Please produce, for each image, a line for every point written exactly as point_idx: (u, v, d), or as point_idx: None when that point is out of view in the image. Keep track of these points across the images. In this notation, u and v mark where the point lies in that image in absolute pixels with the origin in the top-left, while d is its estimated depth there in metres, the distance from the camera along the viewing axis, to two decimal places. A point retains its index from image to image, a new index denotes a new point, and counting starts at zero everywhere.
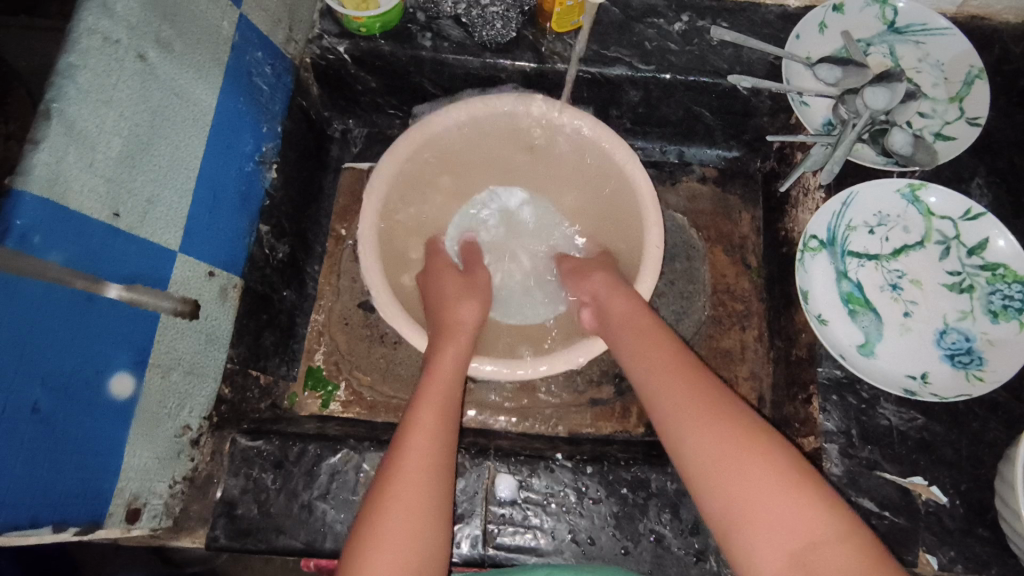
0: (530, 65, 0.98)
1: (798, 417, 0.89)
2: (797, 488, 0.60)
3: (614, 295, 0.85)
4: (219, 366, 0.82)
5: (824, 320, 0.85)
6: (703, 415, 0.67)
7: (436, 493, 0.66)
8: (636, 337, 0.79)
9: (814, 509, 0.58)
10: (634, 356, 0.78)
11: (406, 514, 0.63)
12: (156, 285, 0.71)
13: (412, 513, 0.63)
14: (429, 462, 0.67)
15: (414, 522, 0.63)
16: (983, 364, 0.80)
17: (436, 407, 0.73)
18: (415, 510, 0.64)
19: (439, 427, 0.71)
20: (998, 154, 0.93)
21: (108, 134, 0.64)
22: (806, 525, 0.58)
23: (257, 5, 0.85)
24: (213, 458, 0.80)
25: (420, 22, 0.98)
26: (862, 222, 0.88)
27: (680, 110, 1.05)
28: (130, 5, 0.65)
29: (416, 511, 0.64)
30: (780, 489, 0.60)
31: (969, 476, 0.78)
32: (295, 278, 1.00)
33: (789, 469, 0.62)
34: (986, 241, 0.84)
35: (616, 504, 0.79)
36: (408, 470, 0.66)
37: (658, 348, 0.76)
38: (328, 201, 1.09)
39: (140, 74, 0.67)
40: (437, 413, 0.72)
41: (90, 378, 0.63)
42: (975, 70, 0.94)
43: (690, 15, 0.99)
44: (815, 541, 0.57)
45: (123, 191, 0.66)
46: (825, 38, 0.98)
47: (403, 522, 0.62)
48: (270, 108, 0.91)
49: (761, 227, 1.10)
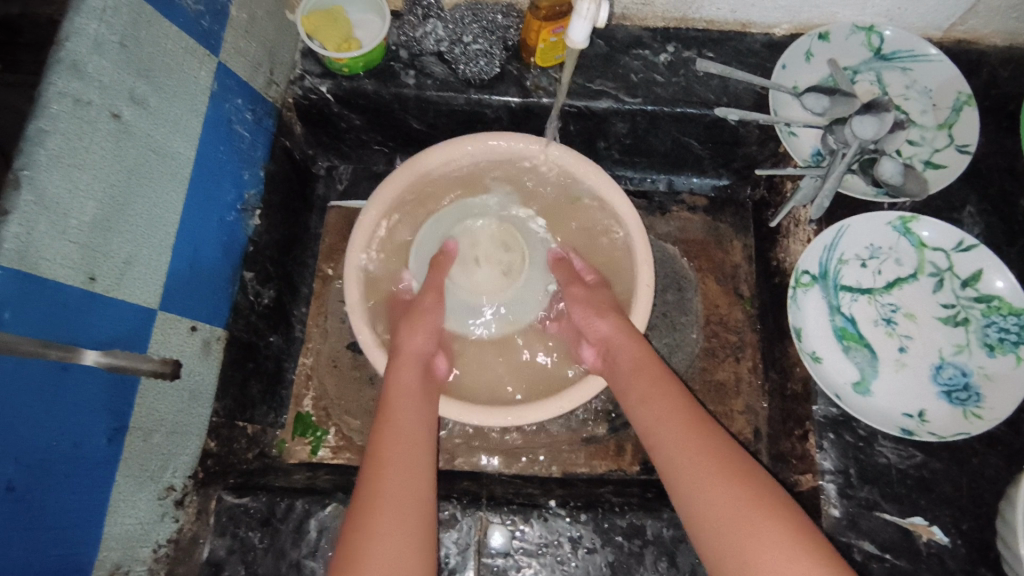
0: (515, 100, 0.97)
1: (795, 454, 0.88)
2: (802, 551, 0.59)
3: (620, 340, 0.82)
4: (204, 420, 0.80)
5: (818, 358, 0.84)
6: (711, 472, 0.66)
7: (417, 525, 0.65)
8: (640, 377, 0.78)
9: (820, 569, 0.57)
10: (639, 402, 0.76)
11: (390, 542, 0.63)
12: (135, 348, 0.69)
13: (393, 541, 0.63)
14: (405, 490, 0.67)
15: (399, 551, 0.63)
16: (980, 400, 0.79)
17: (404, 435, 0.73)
18: (394, 540, 0.63)
19: (407, 454, 0.71)
20: (989, 181, 0.92)
21: (81, 198, 0.62)
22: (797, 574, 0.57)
23: (236, 50, 0.84)
24: (198, 517, 0.78)
25: (403, 59, 0.97)
26: (854, 256, 0.88)
27: (668, 141, 1.04)
28: (102, 65, 0.64)
29: (401, 540, 0.63)
30: (790, 551, 0.59)
31: (970, 515, 0.77)
32: (282, 322, 0.98)
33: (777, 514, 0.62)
34: (980, 273, 0.83)
35: (612, 553, 0.78)
36: (385, 500, 0.66)
37: (664, 387, 0.75)
38: (314, 240, 1.08)
39: (115, 133, 0.66)
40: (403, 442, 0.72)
41: (66, 450, 0.62)
42: (963, 97, 0.93)
43: (675, 46, 0.99)
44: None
45: (98, 255, 0.64)
46: (812, 67, 0.97)
47: (379, 552, 0.62)
48: (252, 153, 0.90)
49: (753, 255, 1.09)
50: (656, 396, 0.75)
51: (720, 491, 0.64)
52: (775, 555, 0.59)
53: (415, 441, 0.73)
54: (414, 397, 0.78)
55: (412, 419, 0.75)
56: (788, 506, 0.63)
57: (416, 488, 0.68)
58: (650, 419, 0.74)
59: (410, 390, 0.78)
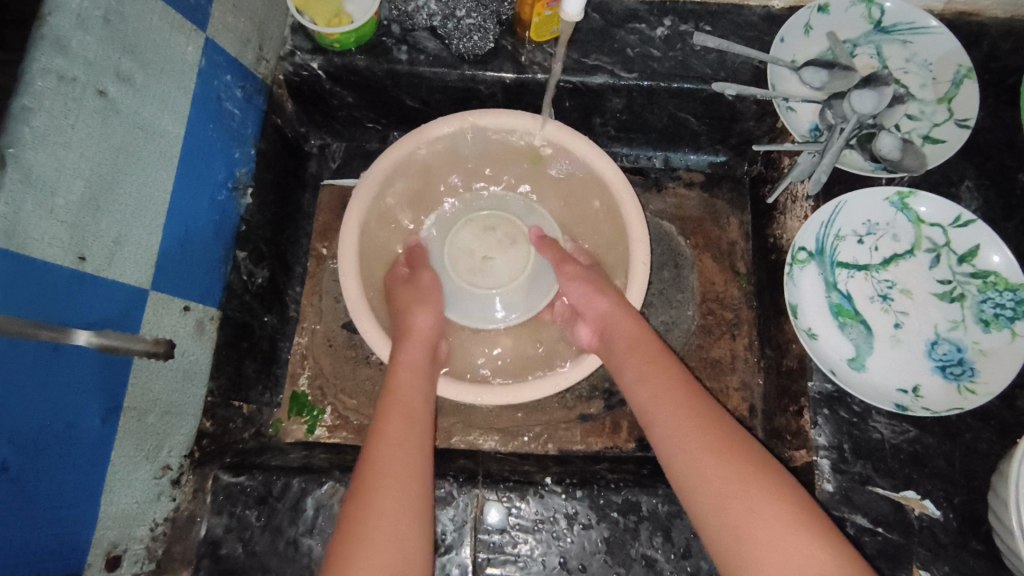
0: (509, 75, 0.95)
1: (790, 430, 0.88)
2: (799, 525, 0.59)
3: (614, 317, 0.82)
4: (199, 401, 0.80)
5: (814, 334, 0.84)
6: (708, 448, 0.66)
7: (417, 504, 0.65)
8: (636, 355, 0.77)
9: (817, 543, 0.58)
10: (636, 378, 0.75)
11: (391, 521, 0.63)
12: (128, 328, 0.69)
13: (394, 517, 0.63)
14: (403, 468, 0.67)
15: (399, 529, 0.63)
16: (974, 375, 0.80)
17: (406, 413, 0.72)
18: (395, 516, 0.63)
19: (409, 432, 0.70)
20: (988, 155, 0.91)
21: (68, 176, 0.61)
22: (794, 550, 0.58)
23: (224, 26, 0.83)
24: (195, 496, 0.79)
25: (395, 34, 0.95)
26: (851, 232, 0.87)
27: (664, 116, 1.03)
28: (86, 40, 0.63)
29: (401, 515, 0.64)
30: (786, 525, 0.59)
31: (962, 489, 0.77)
32: (276, 303, 0.98)
33: (773, 491, 0.62)
34: (977, 249, 0.83)
35: (607, 529, 0.78)
36: (387, 476, 0.66)
37: (660, 365, 0.75)
38: (308, 219, 1.07)
39: (101, 110, 0.65)
40: (404, 419, 0.71)
41: (61, 431, 0.62)
42: (964, 70, 0.92)
43: (673, 19, 0.97)
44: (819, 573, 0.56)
45: (87, 234, 0.64)
46: (811, 41, 0.96)
47: (381, 528, 0.62)
48: (242, 131, 0.89)
49: (750, 232, 1.08)
50: (653, 374, 0.74)
51: (717, 467, 0.64)
52: (773, 528, 0.59)
53: (413, 417, 0.72)
54: (410, 376, 0.77)
55: (414, 396, 0.75)
56: (785, 482, 0.63)
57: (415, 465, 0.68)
58: (647, 395, 0.73)
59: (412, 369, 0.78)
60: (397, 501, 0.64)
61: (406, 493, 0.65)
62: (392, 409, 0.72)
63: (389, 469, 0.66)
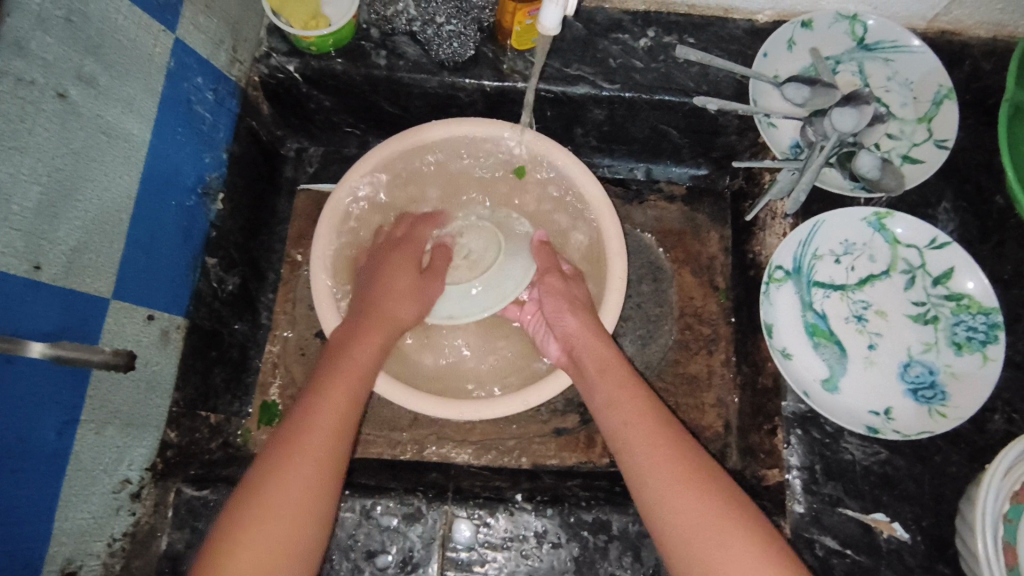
0: (490, 83, 0.94)
1: (763, 448, 0.88)
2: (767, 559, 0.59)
3: (588, 339, 0.80)
4: (162, 412, 0.79)
5: (788, 354, 0.84)
6: (680, 476, 0.66)
7: (327, 476, 0.64)
8: (609, 380, 0.76)
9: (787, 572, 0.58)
10: (604, 403, 0.75)
11: (303, 484, 0.62)
12: (86, 339, 0.67)
13: (294, 490, 0.61)
14: (324, 446, 0.65)
15: (304, 495, 0.62)
16: (945, 399, 0.80)
17: (344, 380, 0.71)
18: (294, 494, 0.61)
19: (340, 402, 0.69)
20: (966, 177, 0.91)
21: (24, 183, 0.59)
22: None
23: (195, 26, 0.80)
24: (157, 510, 0.77)
25: (374, 38, 0.93)
26: (828, 251, 0.87)
27: (646, 128, 1.02)
28: (46, 42, 0.61)
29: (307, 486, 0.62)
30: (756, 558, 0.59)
31: (931, 512, 0.77)
32: (247, 310, 0.96)
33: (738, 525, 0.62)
34: (951, 271, 0.83)
35: (576, 548, 0.78)
36: (296, 449, 0.64)
37: (633, 393, 0.74)
38: (282, 224, 1.05)
39: (60, 114, 0.63)
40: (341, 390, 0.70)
41: (13, 444, 0.60)
42: (945, 90, 0.92)
43: (656, 31, 0.96)
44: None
45: (44, 242, 0.62)
46: (794, 56, 0.95)
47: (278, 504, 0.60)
48: (214, 135, 0.87)
49: (729, 247, 1.08)
50: (624, 400, 0.74)
51: (690, 499, 0.64)
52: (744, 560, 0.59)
53: (353, 389, 0.71)
54: (360, 342, 0.76)
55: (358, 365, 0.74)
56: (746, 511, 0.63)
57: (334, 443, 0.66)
58: (616, 422, 0.73)
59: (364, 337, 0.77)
60: (302, 477, 0.62)
61: (313, 471, 0.63)
62: (328, 379, 0.71)
63: (311, 436, 0.65)
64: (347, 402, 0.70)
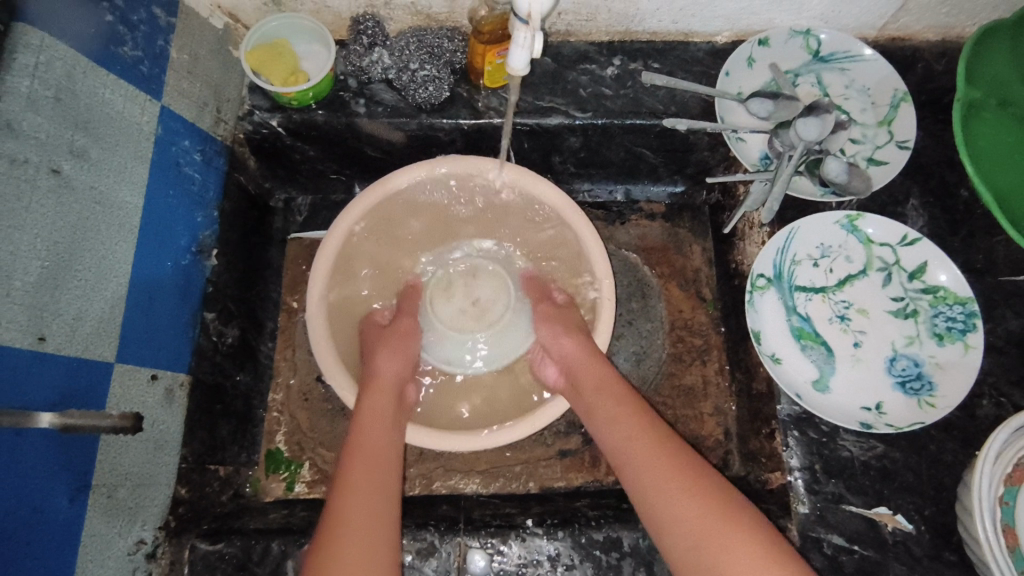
0: (467, 122, 0.97)
1: (763, 453, 0.90)
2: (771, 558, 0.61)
3: (586, 361, 0.84)
4: (172, 469, 0.80)
5: (778, 359, 0.86)
6: (681, 485, 0.68)
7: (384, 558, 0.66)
8: (608, 397, 0.79)
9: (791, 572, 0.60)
10: (606, 420, 0.77)
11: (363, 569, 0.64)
12: (93, 404, 0.68)
13: (361, 561, 0.64)
14: (372, 520, 0.68)
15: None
16: (933, 389, 0.82)
17: (371, 460, 0.73)
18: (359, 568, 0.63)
19: (375, 485, 0.71)
20: (929, 174, 0.95)
21: (24, 258, 0.61)
22: None
23: (179, 92, 0.84)
24: (172, 568, 0.78)
25: (352, 88, 0.97)
26: (806, 256, 0.90)
27: (621, 151, 1.05)
28: (37, 122, 0.63)
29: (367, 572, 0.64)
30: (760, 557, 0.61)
31: (931, 501, 0.79)
32: (248, 360, 0.97)
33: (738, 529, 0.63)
34: (925, 265, 0.86)
35: (590, 568, 0.79)
36: (353, 525, 0.67)
37: (631, 408, 0.77)
38: (276, 273, 1.07)
39: (55, 189, 0.65)
40: (368, 470, 0.72)
41: (27, 516, 0.61)
42: (900, 93, 0.97)
43: (622, 59, 1.00)
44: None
45: (46, 314, 0.63)
46: (754, 73, 1.00)
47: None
48: (204, 194, 0.89)
49: (713, 259, 1.11)
50: (624, 415, 0.76)
51: (695, 506, 0.66)
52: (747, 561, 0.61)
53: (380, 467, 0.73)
54: (376, 422, 0.78)
55: (383, 444, 0.76)
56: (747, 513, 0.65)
57: (379, 512, 0.69)
58: (615, 438, 0.75)
59: (381, 416, 0.79)
60: (365, 545, 0.65)
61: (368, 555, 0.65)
62: (351, 463, 0.73)
63: (356, 520, 0.67)
64: (379, 480, 0.72)
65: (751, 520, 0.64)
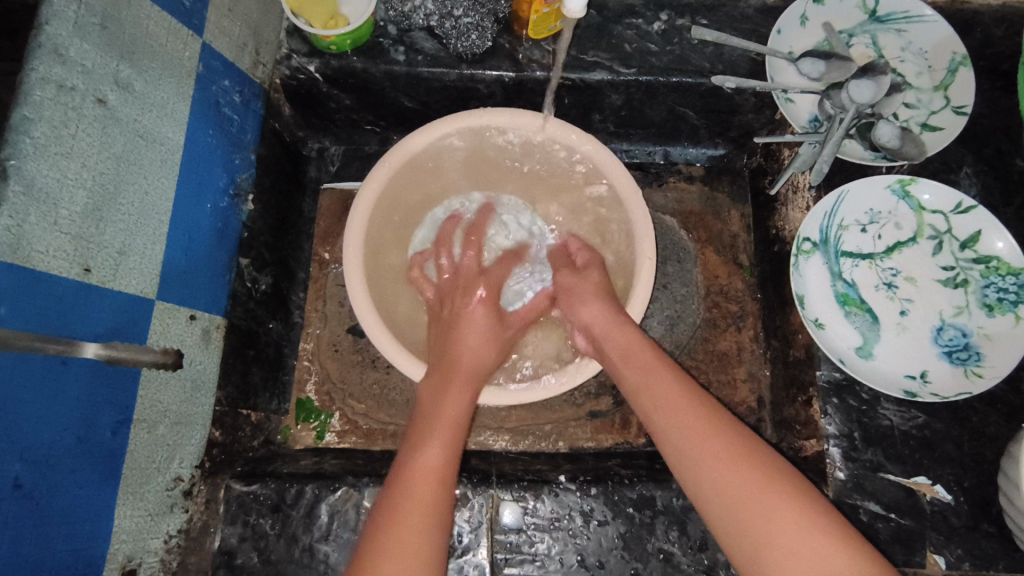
0: (508, 74, 0.95)
1: (798, 419, 0.89)
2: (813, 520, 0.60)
3: (614, 329, 0.81)
4: (207, 410, 0.80)
5: (821, 324, 0.85)
6: (721, 453, 0.66)
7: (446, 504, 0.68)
8: (639, 361, 0.77)
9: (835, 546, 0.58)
10: (636, 388, 0.76)
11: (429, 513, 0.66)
12: (135, 339, 0.68)
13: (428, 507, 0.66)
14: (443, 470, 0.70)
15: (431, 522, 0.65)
16: (981, 359, 0.80)
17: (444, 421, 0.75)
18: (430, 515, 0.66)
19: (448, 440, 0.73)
20: (985, 141, 0.92)
21: (71, 187, 0.60)
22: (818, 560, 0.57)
23: (220, 30, 0.82)
24: (207, 506, 0.79)
25: (392, 35, 0.94)
26: (854, 221, 0.88)
27: (663, 111, 1.03)
28: (84, 48, 0.62)
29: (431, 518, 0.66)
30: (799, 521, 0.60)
31: (972, 473, 0.78)
32: (280, 309, 0.97)
33: (782, 502, 0.61)
34: (978, 235, 0.84)
35: (623, 524, 0.78)
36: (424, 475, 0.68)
37: (662, 373, 0.75)
38: (308, 224, 1.06)
39: (101, 119, 0.64)
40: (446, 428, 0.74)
41: (72, 445, 0.61)
42: (959, 57, 0.92)
43: (669, 13, 0.97)
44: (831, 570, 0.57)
45: (91, 246, 0.63)
46: (807, 31, 0.96)
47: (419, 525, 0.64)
48: (242, 138, 0.88)
49: (751, 225, 1.09)
50: (657, 380, 0.74)
51: (736, 475, 0.64)
52: (791, 530, 0.59)
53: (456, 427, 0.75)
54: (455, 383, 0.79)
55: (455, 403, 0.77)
56: (792, 483, 0.63)
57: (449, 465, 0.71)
58: (650, 404, 0.73)
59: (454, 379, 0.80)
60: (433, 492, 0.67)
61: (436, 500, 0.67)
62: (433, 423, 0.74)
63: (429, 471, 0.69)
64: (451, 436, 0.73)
65: (795, 490, 0.62)
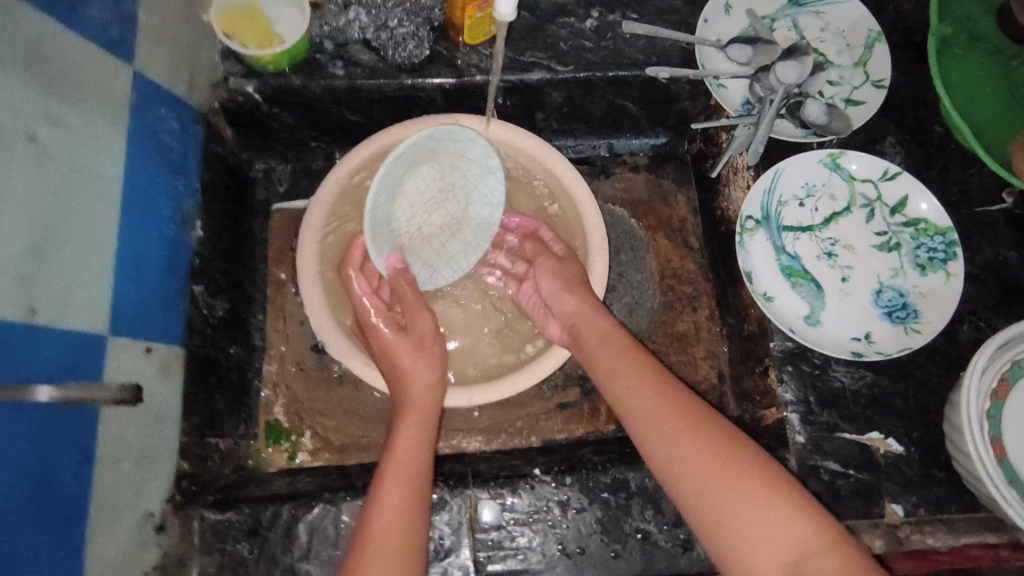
0: (449, 80, 0.96)
1: (758, 391, 0.92)
2: (777, 496, 0.62)
3: (588, 316, 0.84)
4: (172, 442, 0.79)
5: (770, 297, 0.88)
6: (688, 432, 0.69)
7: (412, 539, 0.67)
8: (611, 349, 0.80)
9: (798, 515, 0.61)
10: (607, 373, 0.79)
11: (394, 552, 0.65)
12: (88, 377, 0.67)
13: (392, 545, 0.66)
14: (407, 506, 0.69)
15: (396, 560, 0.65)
16: (918, 316, 0.85)
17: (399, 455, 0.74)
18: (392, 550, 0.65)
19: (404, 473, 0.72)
20: (904, 112, 0.97)
21: (8, 229, 0.59)
22: (784, 528, 0.60)
23: (151, 57, 0.81)
24: (182, 539, 0.78)
25: (329, 50, 0.94)
26: (792, 196, 0.92)
27: (603, 105, 1.05)
28: (11, 86, 0.60)
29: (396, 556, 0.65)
30: (766, 497, 0.62)
31: (920, 424, 0.83)
32: (240, 333, 0.96)
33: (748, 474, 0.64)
34: (906, 200, 0.89)
35: (600, 509, 0.80)
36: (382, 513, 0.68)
37: (632, 359, 0.78)
38: (261, 245, 1.05)
39: (34, 156, 0.62)
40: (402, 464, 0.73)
41: (31, 491, 0.59)
42: (874, 33, 0.98)
43: (600, 10, 0.99)
44: (801, 546, 0.59)
45: (35, 286, 0.61)
46: (732, 19, 1.00)
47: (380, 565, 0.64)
48: (184, 163, 0.87)
49: (698, 209, 1.13)
50: (626, 365, 0.78)
51: (703, 451, 0.67)
52: (754, 503, 0.62)
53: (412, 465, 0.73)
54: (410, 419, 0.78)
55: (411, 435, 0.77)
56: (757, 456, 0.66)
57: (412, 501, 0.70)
58: (621, 389, 0.77)
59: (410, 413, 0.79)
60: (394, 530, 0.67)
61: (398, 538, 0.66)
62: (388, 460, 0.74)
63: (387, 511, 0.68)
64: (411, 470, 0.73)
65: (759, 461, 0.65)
